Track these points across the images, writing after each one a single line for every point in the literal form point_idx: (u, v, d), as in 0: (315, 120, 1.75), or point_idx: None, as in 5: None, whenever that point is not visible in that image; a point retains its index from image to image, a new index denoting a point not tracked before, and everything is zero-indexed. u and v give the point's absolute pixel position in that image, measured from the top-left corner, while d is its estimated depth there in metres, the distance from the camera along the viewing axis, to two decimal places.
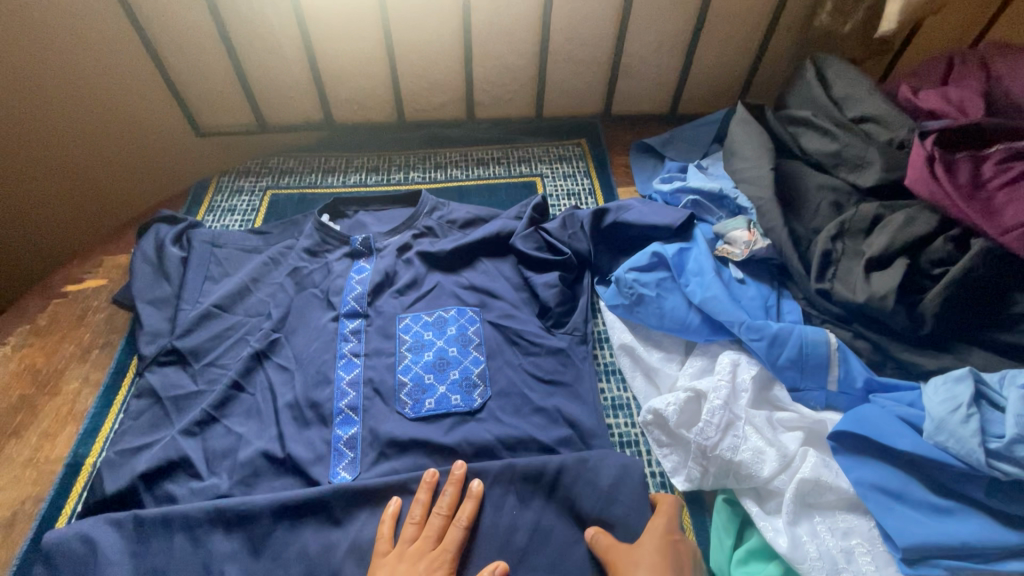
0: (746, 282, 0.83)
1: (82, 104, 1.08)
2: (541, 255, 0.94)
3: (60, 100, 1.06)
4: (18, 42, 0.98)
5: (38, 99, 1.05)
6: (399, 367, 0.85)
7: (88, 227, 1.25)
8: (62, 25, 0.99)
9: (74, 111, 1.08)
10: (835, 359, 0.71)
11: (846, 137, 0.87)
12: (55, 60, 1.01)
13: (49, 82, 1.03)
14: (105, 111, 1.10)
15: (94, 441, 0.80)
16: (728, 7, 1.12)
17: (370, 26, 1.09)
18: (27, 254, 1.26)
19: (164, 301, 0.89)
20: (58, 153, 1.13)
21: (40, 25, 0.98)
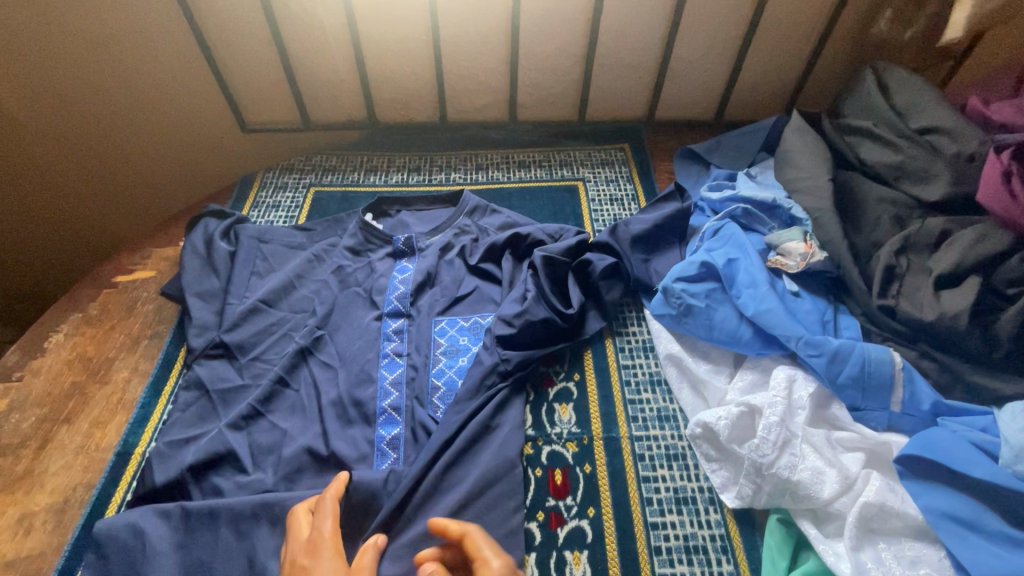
0: (801, 295, 0.81)
1: (133, 98, 1.10)
2: (556, 299, 0.87)
3: (116, 93, 1.08)
4: (79, 37, 1.00)
5: (91, 92, 1.07)
6: (432, 370, 0.85)
7: (131, 219, 1.27)
8: (119, 20, 1.00)
9: (126, 104, 1.11)
10: (899, 380, 0.68)
11: (909, 148, 0.84)
12: (111, 55, 1.03)
13: (103, 76, 1.06)
14: (154, 107, 1.12)
15: (143, 431, 0.81)
16: (782, 13, 1.09)
17: (418, 25, 1.09)
18: (71, 244, 1.28)
19: (213, 295, 0.90)
20: (108, 146, 1.15)
21: (99, 20, 0.99)
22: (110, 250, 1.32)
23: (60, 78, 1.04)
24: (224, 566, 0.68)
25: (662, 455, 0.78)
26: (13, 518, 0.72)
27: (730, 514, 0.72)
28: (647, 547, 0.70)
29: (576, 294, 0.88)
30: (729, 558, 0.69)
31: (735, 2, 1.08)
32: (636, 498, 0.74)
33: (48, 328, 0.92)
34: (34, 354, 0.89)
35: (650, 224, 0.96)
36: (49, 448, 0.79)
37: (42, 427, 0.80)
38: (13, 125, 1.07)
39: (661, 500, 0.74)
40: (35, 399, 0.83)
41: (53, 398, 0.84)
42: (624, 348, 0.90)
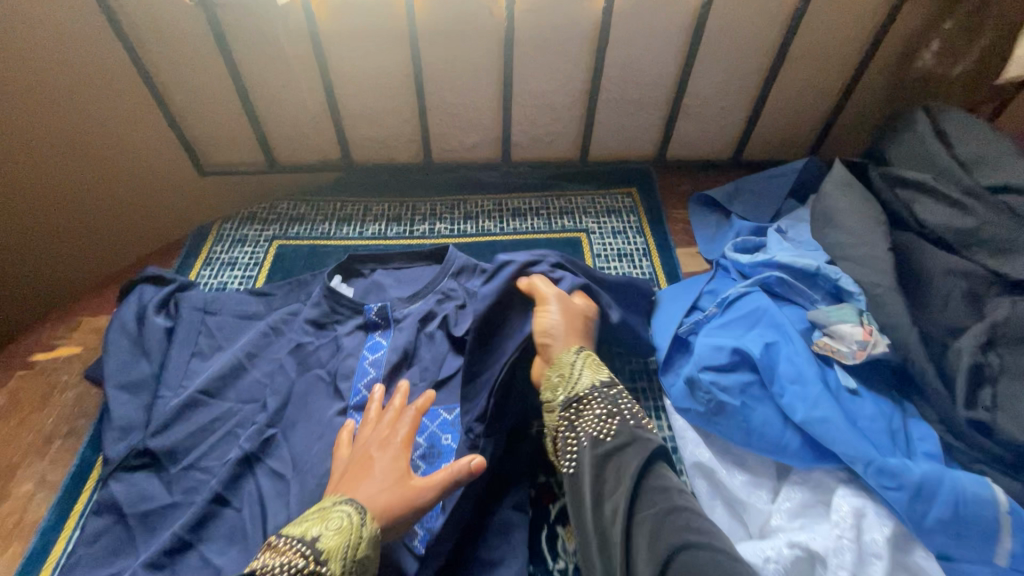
0: (860, 394, 0.65)
1: (64, 142, 0.94)
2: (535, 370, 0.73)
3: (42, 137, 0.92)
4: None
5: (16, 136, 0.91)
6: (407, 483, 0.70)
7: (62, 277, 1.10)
8: (44, 51, 0.85)
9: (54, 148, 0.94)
10: (1006, 528, 0.52)
11: (982, 212, 0.70)
12: (40, 93, 0.88)
13: (29, 117, 0.90)
14: (89, 150, 0.96)
15: (40, 569, 0.64)
16: (812, 45, 0.96)
17: (397, 59, 0.95)
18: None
19: (141, 385, 0.75)
20: (31, 197, 0.98)
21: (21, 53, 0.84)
22: (41, 312, 1.14)
23: None
24: None
25: None
26: None
27: None
28: None
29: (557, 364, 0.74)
30: None
31: (760, 32, 0.94)
32: None
33: None
34: None
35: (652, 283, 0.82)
36: None
37: None
38: None
39: None
40: None
41: None
42: None
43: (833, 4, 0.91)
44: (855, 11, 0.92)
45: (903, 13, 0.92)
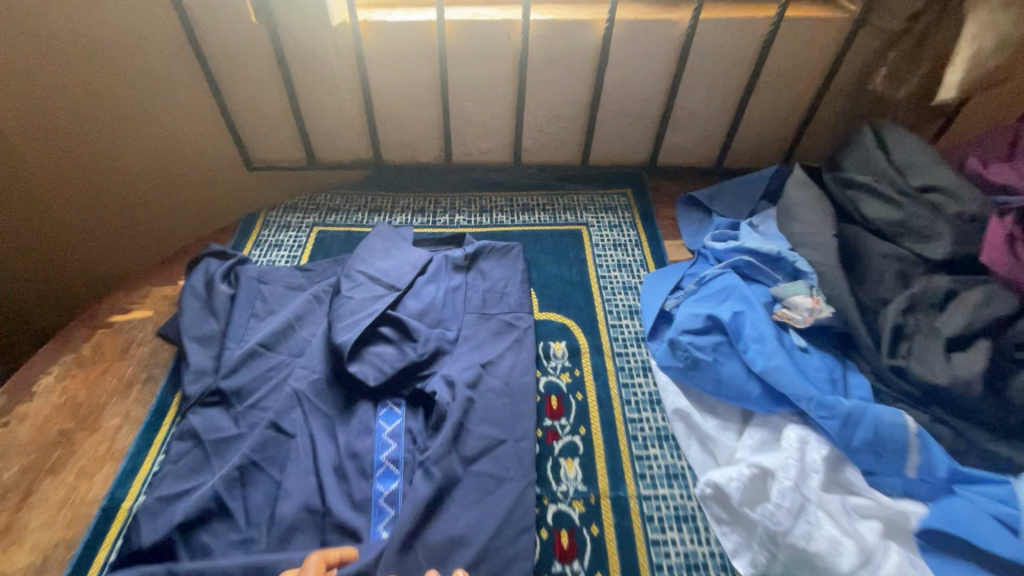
0: (809, 351, 0.80)
1: (124, 142, 1.11)
2: (516, 364, 0.90)
3: (102, 140, 1.09)
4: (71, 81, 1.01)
5: (105, 135, 1.09)
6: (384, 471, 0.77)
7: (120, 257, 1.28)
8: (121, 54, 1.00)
9: (113, 148, 1.11)
10: (914, 446, 0.65)
11: (910, 206, 0.85)
12: (110, 99, 1.05)
13: (104, 121, 1.07)
14: (145, 151, 1.13)
15: (131, 485, 0.76)
16: (781, 69, 1.13)
17: (427, 74, 1.10)
18: (72, 281, 1.30)
19: (210, 339, 0.89)
20: (93, 194, 1.16)
21: (104, 57, 1.00)
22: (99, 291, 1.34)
23: (53, 123, 1.05)
24: None
25: (672, 516, 0.75)
26: None
27: None
28: None
29: (521, 357, 0.91)
30: None
31: (736, 57, 1.10)
32: (644, 565, 0.71)
33: (38, 370, 0.89)
34: (21, 397, 0.86)
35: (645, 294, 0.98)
36: (30, 503, 0.74)
37: (25, 478, 0.77)
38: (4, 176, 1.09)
39: (671, 566, 0.70)
40: (21, 446, 0.80)
41: (39, 446, 0.80)
42: (631, 401, 0.88)
43: (797, 35, 1.07)
44: (816, 40, 1.08)
45: (856, 43, 1.08)
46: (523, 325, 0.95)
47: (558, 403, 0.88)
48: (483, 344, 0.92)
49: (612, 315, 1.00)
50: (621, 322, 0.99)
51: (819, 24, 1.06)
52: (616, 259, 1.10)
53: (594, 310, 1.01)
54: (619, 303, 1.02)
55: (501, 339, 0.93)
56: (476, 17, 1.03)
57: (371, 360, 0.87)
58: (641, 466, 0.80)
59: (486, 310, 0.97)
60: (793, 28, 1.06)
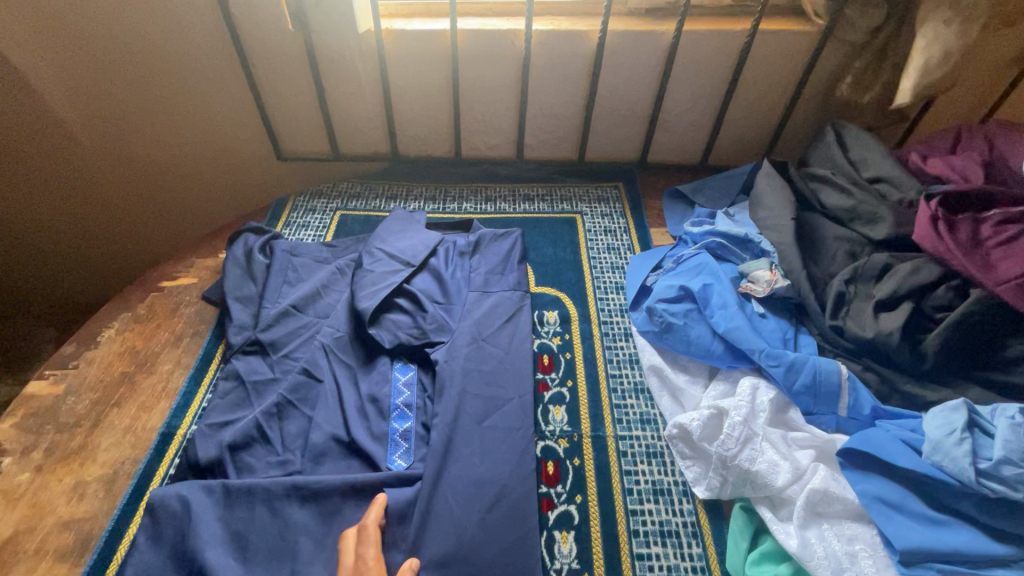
0: (767, 316, 0.93)
1: (177, 133, 1.28)
2: (512, 330, 1.02)
3: (159, 130, 1.27)
4: (134, 78, 1.18)
5: (161, 125, 1.27)
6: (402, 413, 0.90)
7: (174, 228, 1.48)
8: (171, 53, 1.16)
9: (167, 137, 1.29)
10: (845, 388, 0.79)
11: (860, 194, 0.98)
12: (160, 95, 1.21)
13: (153, 116, 1.25)
14: (194, 142, 1.31)
15: (185, 415, 0.91)
16: (758, 76, 1.25)
17: (440, 76, 1.25)
18: (118, 248, 1.50)
19: (249, 300, 1.03)
20: (151, 175, 1.35)
21: (158, 58, 1.16)
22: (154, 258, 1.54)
23: (120, 115, 1.23)
24: (259, 538, 0.77)
25: (643, 452, 0.88)
26: (68, 485, 0.82)
27: (700, 505, 0.82)
28: (627, 531, 0.80)
29: (518, 326, 1.03)
30: (698, 541, 0.78)
31: (717, 64, 1.23)
32: (618, 489, 0.84)
33: (100, 324, 1.04)
34: (88, 345, 1.00)
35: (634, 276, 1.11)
36: (100, 428, 0.89)
37: (95, 409, 0.91)
38: (79, 157, 1.29)
39: (640, 490, 0.84)
40: (89, 384, 0.94)
41: (105, 384, 0.94)
42: (613, 360, 1.01)
43: (772, 46, 1.20)
44: (789, 51, 1.21)
45: (825, 53, 1.21)
46: (520, 300, 1.08)
47: (549, 360, 1.01)
48: (485, 313, 1.04)
49: (600, 290, 1.13)
50: (607, 296, 1.12)
51: (791, 36, 1.18)
52: (605, 244, 1.23)
53: (583, 286, 1.14)
54: (606, 280, 1.15)
55: (502, 310, 1.05)
56: (486, 27, 1.17)
57: (385, 328, 1.00)
58: (621, 412, 0.93)
59: (488, 286, 1.10)
60: (769, 39, 1.19)
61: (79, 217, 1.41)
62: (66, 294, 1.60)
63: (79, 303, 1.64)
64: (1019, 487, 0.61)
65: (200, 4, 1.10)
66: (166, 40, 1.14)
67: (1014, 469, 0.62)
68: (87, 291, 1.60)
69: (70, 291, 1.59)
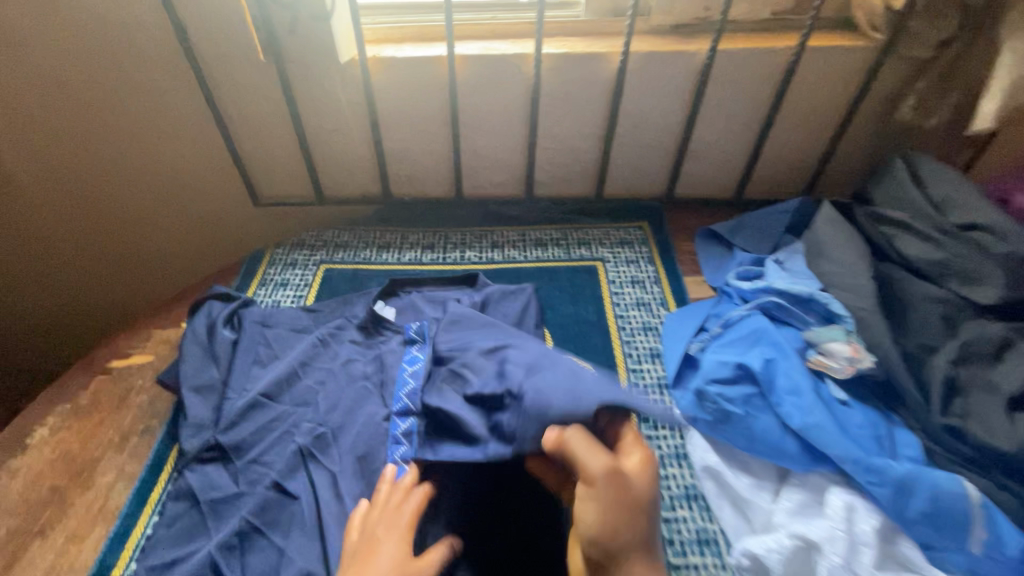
0: (850, 404, 0.74)
1: (138, 182, 1.12)
2: None
3: (118, 181, 1.11)
4: (86, 123, 1.02)
5: (118, 174, 1.10)
6: None
7: (140, 288, 1.31)
8: (119, 91, 0.99)
9: (129, 189, 1.12)
10: (979, 518, 0.59)
11: (953, 246, 0.80)
12: (116, 138, 1.05)
13: (111, 162, 1.08)
14: (159, 193, 1.14)
15: (123, 548, 0.72)
16: (804, 99, 1.08)
17: (437, 107, 1.08)
18: (73, 311, 1.32)
19: (211, 388, 0.84)
20: (113, 230, 1.18)
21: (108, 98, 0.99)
22: (116, 322, 1.36)
23: (70, 165, 1.07)
24: None
25: None
26: None
27: None
28: None
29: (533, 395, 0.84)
30: None
31: (757, 87, 1.06)
32: None
33: (34, 421, 0.86)
34: (14, 451, 0.82)
35: (673, 344, 0.92)
36: (17, 569, 0.70)
37: (12, 541, 0.73)
38: (28, 214, 1.12)
39: None
40: (9, 506, 0.76)
41: (29, 506, 0.76)
42: (655, 455, 0.82)
43: (822, 64, 1.03)
44: (841, 69, 1.04)
45: (883, 71, 1.04)
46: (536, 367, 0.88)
47: None
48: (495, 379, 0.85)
49: (632, 359, 0.96)
50: (641, 367, 0.94)
51: (845, 53, 1.02)
52: (634, 299, 1.05)
53: (612, 354, 0.96)
54: (639, 346, 0.97)
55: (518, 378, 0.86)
56: (488, 52, 1.01)
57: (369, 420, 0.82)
58: (670, 530, 0.74)
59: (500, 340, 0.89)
60: (818, 58, 1.02)
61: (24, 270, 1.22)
62: (18, 361, 1.41)
63: (29, 369, 1.44)
64: None
65: (153, 34, 0.93)
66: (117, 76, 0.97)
67: None
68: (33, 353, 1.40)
69: (24, 357, 1.40)
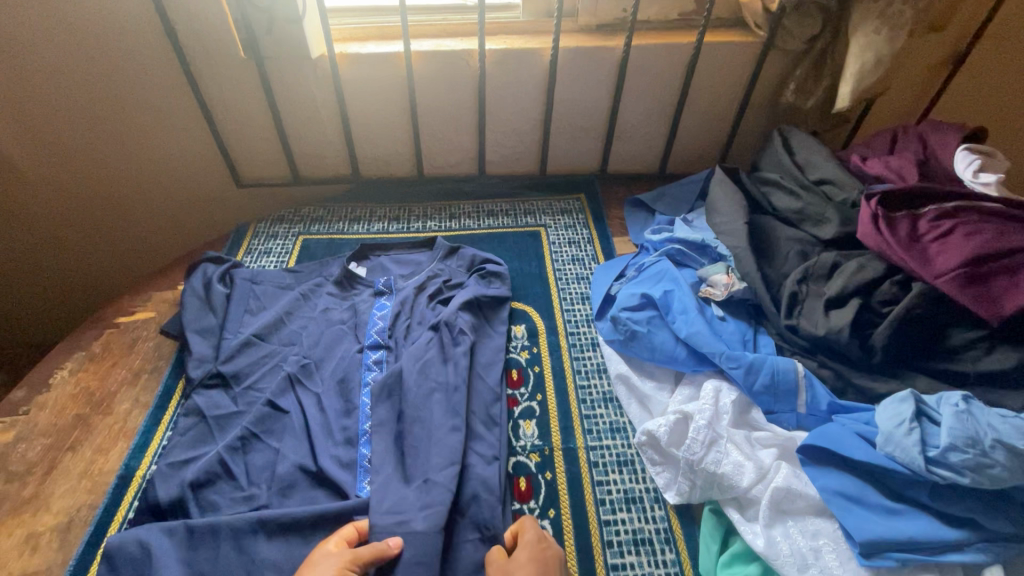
0: (726, 319, 0.95)
1: (131, 166, 1.25)
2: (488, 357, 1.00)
3: (111, 164, 1.24)
4: (84, 113, 1.15)
5: (114, 158, 1.23)
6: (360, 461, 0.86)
7: (137, 262, 1.44)
8: (115, 85, 1.13)
9: (122, 172, 1.26)
10: (802, 385, 0.81)
11: (807, 196, 1.01)
12: (112, 128, 1.19)
13: (107, 151, 1.22)
14: (152, 176, 1.28)
15: (144, 455, 0.88)
16: (707, 86, 1.29)
17: (398, 97, 1.25)
18: (74, 285, 1.44)
19: (210, 331, 1.00)
20: (110, 210, 1.31)
21: (104, 90, 1.13)
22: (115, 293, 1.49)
23: (69, 151, 1.20)
24: None
25: (614, 461, 0.89)
26: (20, 539, 0.78)
27: (672, 510, 0.83)
28: (601, 542, 0.80)
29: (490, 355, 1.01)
30: (671, 547, 0.79)
31: (667, 76, 1.27)
32: (590, 501, 0.84)
33: (54, 365, 1.00)
34: (39, 389, 0.96)
35: (600, 287, 1.12)
36: (54, 474, 0.85)
37: (47, 455, 0.87)
38: (32, 197, 1.24)
39: (612, 500, 0.84)
40: (41, 430, 0.90)
41: (58, 429, 0.91)
42: (580, 370, 1.02)
43: (719, 56, 1.24)
44: (734, 61, 1.25)
45: (768, 62, 1.26)
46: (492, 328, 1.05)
47: (518, 375, 1.01)
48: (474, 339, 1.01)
49: (566, 301, 1.15)
50: (573, 307, 1.13)
51: (736, 47, 1.23)
52: (570, 256, 1.25)
53: (550, 298, 1.15)
54: (572, 291, 1.17)
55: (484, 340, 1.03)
56: (440, 48, 1.19)
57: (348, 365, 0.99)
58: (591, 422, 0.94)
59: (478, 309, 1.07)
60: (715, 51, 1.23)
61: (19, 247, 1.33)
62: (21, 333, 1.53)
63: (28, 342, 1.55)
64: (965, 472, 0.64)
65: (147, 36, 1.09)
66: (113, 71, 1.11)
67: (961, 454, 0.64)
68: (30, 328, 1.51)
69: (26, 330, 1.52)
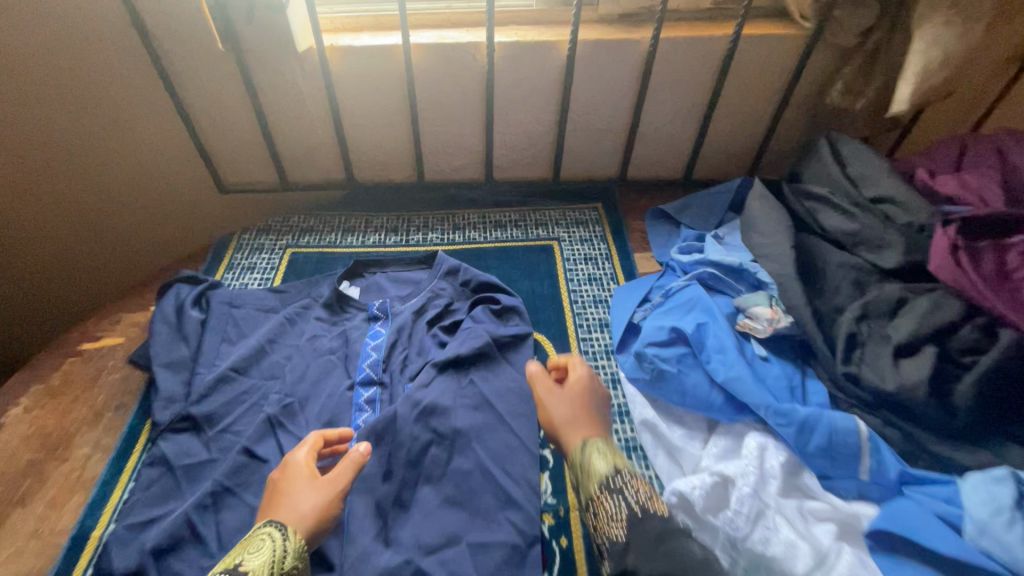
0: (769, 360, 0.83)
1: (104, 171, 1.13)
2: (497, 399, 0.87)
3: (82, 171, 1.12)
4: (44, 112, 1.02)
5: (83, 163, 1.11)
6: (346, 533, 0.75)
7: (119, 274, 1.33)
8: (79, 80, 1.00)
9: (95, 178, 1.14)
10: (866, 450, 0.69)
11: (863, 217, 0.88)
12: (77, 128, 1.06)
13: (74, 155, 1.09)
14: (128, 182, 1.16)
15: (102, 512, 0.77)
16: (741, 85, 1.15)
17: (396, 95, 1.12)
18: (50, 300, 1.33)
19: (181, 364, 0.89)
20: (85, 219, 1.19)
21: (66, 86, 1.00)
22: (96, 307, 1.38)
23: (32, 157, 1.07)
24: None
25: None
26: None
27: None
28: None
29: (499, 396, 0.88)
30: None
31: (697, 73, 1.13)
32: None
33: (7, 401, 0.89)
34: None
35: (620, 315, 0.99)
36: None
37: None
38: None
39: None
40: None
41: (7, 478, 0.80)
42: None
43: (757, 50, 1.10)
44: (774, 56, 1.11)
45: (813, 57, 1.11)
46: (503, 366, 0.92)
47: None
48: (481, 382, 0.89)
49: (582, 329, 1.03)
50: (590, 336, 1.02)
51: (777, 42, 1.09)
52: (587, 275, 1.13)
53: (564, 325, 1.03)
54: (589, 317, 1.05)
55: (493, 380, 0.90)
56: (444, 40, 1.05)
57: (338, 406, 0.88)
58: None
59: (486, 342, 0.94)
60: (754, 44, 1.09)
61: None
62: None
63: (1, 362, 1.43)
64: None
65: (112, 24, 0.96)
66: (75, 64, 0.98)
67: None
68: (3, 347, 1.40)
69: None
